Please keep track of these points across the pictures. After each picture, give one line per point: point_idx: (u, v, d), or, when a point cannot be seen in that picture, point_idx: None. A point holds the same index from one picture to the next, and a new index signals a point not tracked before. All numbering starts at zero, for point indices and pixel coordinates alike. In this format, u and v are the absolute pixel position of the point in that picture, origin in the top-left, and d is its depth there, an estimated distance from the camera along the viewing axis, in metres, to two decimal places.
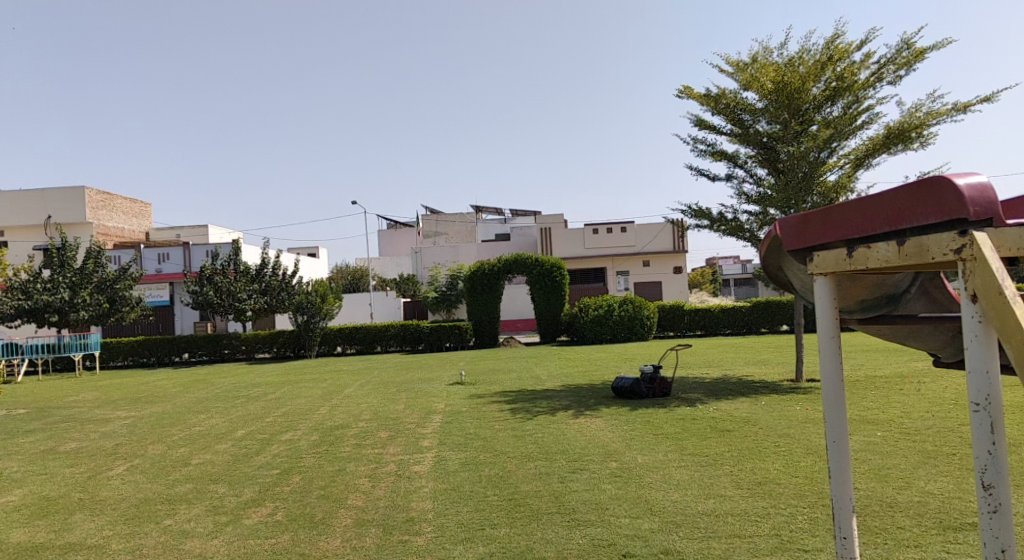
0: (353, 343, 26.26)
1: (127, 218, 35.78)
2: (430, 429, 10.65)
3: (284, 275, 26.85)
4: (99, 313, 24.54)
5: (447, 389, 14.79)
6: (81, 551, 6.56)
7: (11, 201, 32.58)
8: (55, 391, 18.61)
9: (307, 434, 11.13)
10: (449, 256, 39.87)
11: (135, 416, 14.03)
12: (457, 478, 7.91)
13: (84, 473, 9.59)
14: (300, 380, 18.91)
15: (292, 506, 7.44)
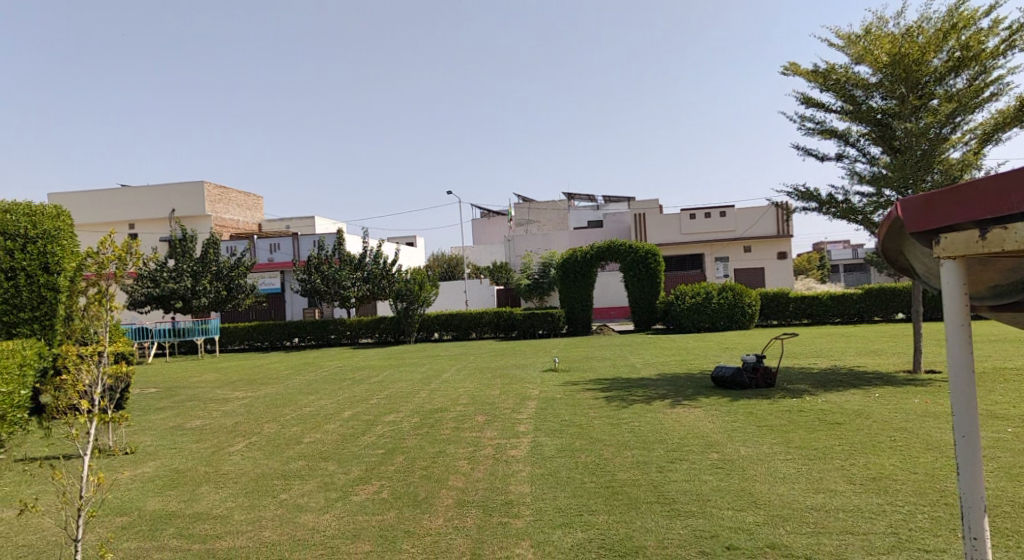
0: (449, 329, 26.94)
1: (241, 211, 37.74)
2: (526, 415, 10.89)
3: (385, 263, 27.78)
4: (218, 299, 26.09)
5: (542, 376, 15.04)
6: (208, 520, 7.13)
7: (137, 195, 34.86)
8: (179, 372, 19.97)
9: (409, 416, 11.59)
10: (541, 243, 40.19)
11: (251, 396, 14.94)
12: (554, 463, 8.11)
13: (209, 448, 10.35)
14: (400, 364, 19.58)
15: (397, 484, 7.82)
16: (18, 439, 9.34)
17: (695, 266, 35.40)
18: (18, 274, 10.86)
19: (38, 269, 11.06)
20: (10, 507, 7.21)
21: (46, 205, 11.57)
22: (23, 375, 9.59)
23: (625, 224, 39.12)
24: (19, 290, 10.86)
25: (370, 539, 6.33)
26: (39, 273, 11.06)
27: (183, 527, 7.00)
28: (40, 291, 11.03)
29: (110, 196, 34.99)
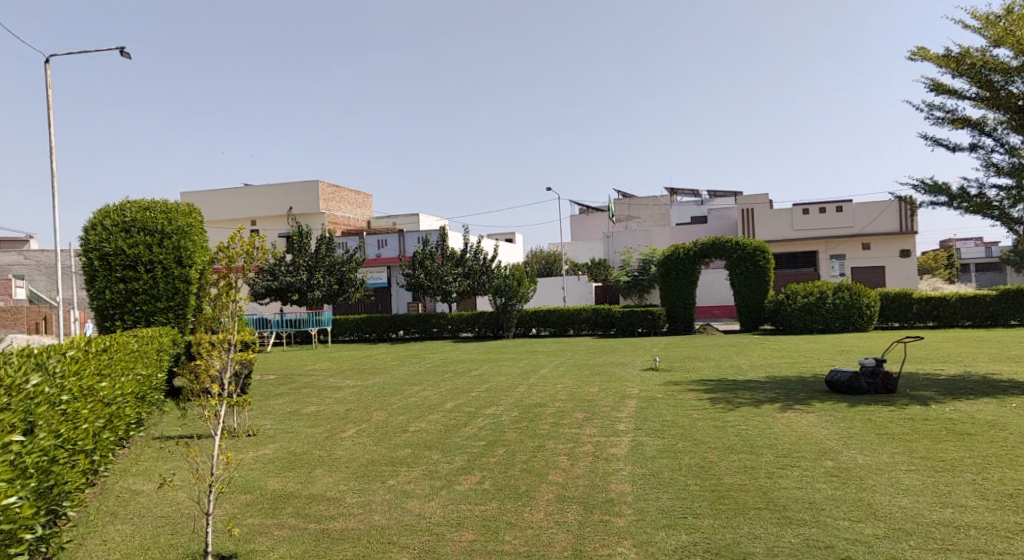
0: (547, 325, 27.07)
1: (353, 209, 39.12)
2: (627, 413, 10.86)
3: (485, 260, 28.45)
4: (330, 293, 27.14)
5: (644, 374, 14.93)
6: (321, 502, 7.51)
7: (259, 194, 36.82)
8: (292, 361, 20.93)
9: (510, 410, 11.76)
10: (642, 240, 39.65)
11: (360, 385, 15.51)
12: (657, 464, 8.07)
13: (322, 433, 10.83)
14: (501, 359, 19.86)
15: (498, 476, 7.97)
16: (155, 419, 10.09)
17: (808, 264, 34.19)
18: (156, 267, 11.67)
19: (172, 263, 11.83)
20: (149, 480, 7.81)
21: (179, 203, 12.36)
22: (160, 359, 10.35)
23: (731, 220, 38.22)
24: (157, 281, 11.69)
25: (474, 528, 6.49)
26: (173, 266, 11.83)
27: (300, 507, 7.38)
28: (174, 283, 11.82)
29: (235, 195, 37.14)
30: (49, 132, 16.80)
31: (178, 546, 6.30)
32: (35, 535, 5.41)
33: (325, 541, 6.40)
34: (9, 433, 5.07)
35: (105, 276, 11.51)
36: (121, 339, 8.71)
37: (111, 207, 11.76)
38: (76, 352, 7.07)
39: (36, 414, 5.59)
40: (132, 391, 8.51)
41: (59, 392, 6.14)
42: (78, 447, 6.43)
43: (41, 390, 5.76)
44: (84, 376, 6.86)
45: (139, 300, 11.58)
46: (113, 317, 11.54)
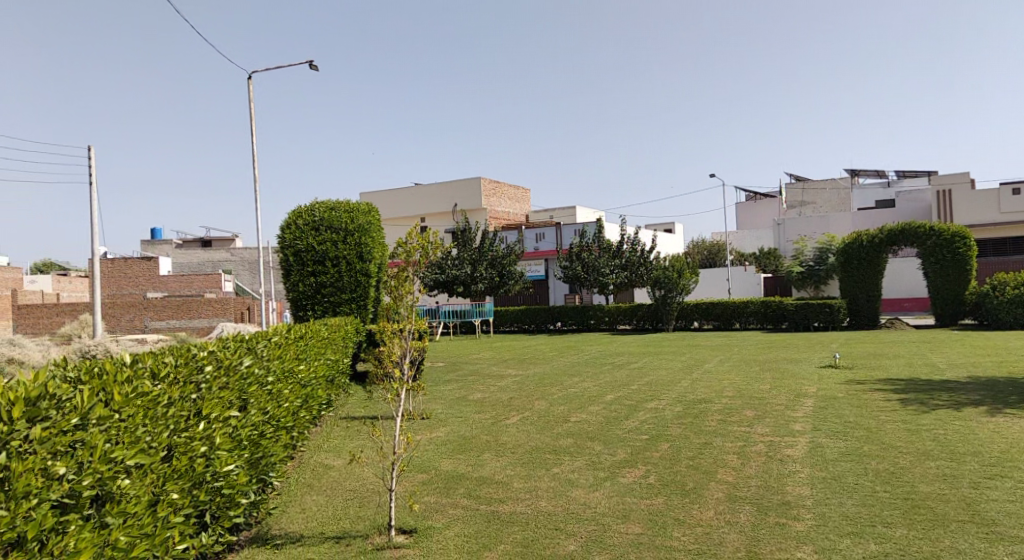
0: (710, 318, 26.51)
1: (513, 204, 39.94)
2: (802, 413, 10.51)
3: (643, 251, 27.83)
4: (493, 285, 27.97)
5: (820, 372, 14.35)
6: (491, 484, 7.88)
7: (429, 192, 38.67)
8: (460, 349, 21.87)
9: (673, 404, 11.70)
10: (818, 227, 37.84)
11: (522, 374, 16.00)
12: (838, 467, 7.80)
13: (489, 419, 11.29)
14: (662, 352, 19.74)
15: (663, 471, 8.01)
16: (342, 400, 10.98)
17: (1016, 251, 31.06)
18: (339, 261, 12.61)
19: (355, 258, 12.74)
20: (338, 456, 8.51)
21: (360, 202, 13.23)
22: (346, 346, 11.22)
23: (924, 204, 35.60)
24: (342, 275, 12.65)
25: (642, 522, 6.53)
26: (356, 261, 12.74)
27: (472, 488, 7.77)
28: (357, 276, 12.74)
29: (405, 194, 39.17)
30: (250, 142, 18.59)
31: (366, 518, 6.82)
32: (249, 499, 6.10)
33: (495, 522, 6.68)
34: (228, 408, 5.72)
35: (298, 270, 12.60)
36: (315, 327, 9.56)
37: (303, 208, 12.82)
38: (280, 337, 7.85)
39: (248, 392, 6.28)
40: (323, 374, 9.32)
41: (266, 373, 6.86)
42: (281, 423, 7.14)
43: (252, 370, 6.46)
44: (286, 359, 7.61)
45: (327, 292, 12.59)
46: (305, 308, 12.62)
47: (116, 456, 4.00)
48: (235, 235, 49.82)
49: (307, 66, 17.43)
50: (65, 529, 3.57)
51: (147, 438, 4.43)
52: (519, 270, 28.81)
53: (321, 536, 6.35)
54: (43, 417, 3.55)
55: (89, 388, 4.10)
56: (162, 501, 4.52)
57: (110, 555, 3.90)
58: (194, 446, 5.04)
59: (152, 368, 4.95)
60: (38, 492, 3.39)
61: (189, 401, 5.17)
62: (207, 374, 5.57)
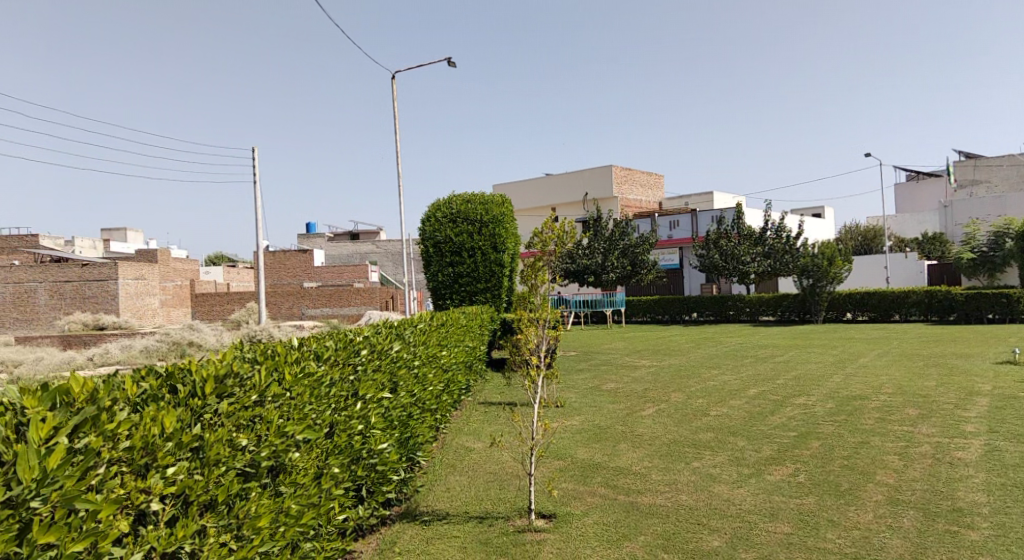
0: (865, 310, 25.30)
1: (646, 191, 39.40)
2: (974, 413, 9.87)
3: (788, 238, 26.63)
4: (625, 275, 27.80)
5: (994, 369, 13.40)
6: (629, 475, 7.91)
7: (562, 181, 38.96)
8: (595, 339, 22.00)
9: (824, 401, 11.28)
10: (990, 209, 35.24)
11: (657, 365, 15.92)
12: (1018, 474, 7.30)
13: (623, 409, 11.31)
14: (810, 345, 18.99)
15: (814, 470, 7.77)
16: (480, 386, 11.37)
17: None
18: (474, 252, 12.97)
19: (489, 248, 13.04)
20: (478, 439, 8.80)
21: (494, 194, 13.47)
22: (483, 334, 11.57)
23: None
24: (478, 265, 13.01)
25: (791, 521, 6.37)
26: (490, 251, 13.04)
27: (608, 478, 7.84)
28: (491, 266, 13.04)
29: (537, 184, 39.77)
30: (394, 138, 19.36)
31: (507, 500, 7.01)
32: (400, 477, 6.45)
33: (635, 513, 6.70)
34: (381, 390, 6.09)
35: (437, 261, 13.13)
36: (454, 315, 9.92)
37: (441, 201, 13.28)
38: (425, 324, 8.21)
39: (398, 376, 6.64)
40: (462, 361, 9.63)
41: (413, 357, 7.22)
42: (426, 405, 7.48)
43: (401, 355, 6.82)
44: (430, 345, 7.95)
45: (464, 282, 13.02)
46: (445, 297, 13.14)
47: (289, 431, 4.37)
48: (377, 227, 52.12)
49: (447, 62, 17.96)
50: (249, 495, 3.93)
51: (313, 416, 4.80)
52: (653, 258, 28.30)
53: (465, 515, 6.58)
54: (229, 393, 3.93)
55: (264, 366, 4.50)
56: (325, 474, 4.87)
57: (284, 521, 4.25)
58: (352, 424, 5.40)
59: (317, 350, 5.36)
60: (226, 460, 3.74)
61: (348, 382, 5.55)
62: (363, 357, 5.95)
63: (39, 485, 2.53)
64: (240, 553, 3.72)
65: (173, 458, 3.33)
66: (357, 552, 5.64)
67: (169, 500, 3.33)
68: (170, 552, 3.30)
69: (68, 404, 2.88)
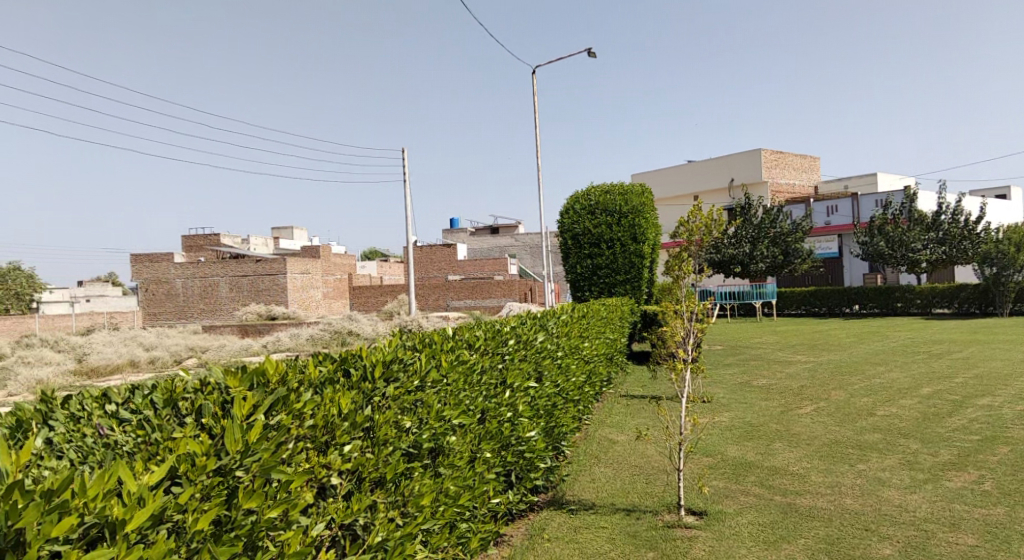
0: None
1: (798, 173, 37.68)
2: None
3: (966, 223, 24.90)
4: (774, 265, 26.87)
5: None
6: (786, 475, 7.66)
7: (707, 167, 38.13)
8: (742, 332, 21.44)
9: (1011, 402, 10.46)
10: None
11: (814, 361, 15.28)
12: None
13: (777, 406, 10.98)
14: (991, 340, 17.59)
15: (1001, 479, 7.24)
16: (621, 378, 11.42)
17: None
18: (614, 244, 12.97)
19: (629, 239, 12.98)
20: (623, 432, 8.80)
21: (634, 183, 13.37)
22: (623, 326, 11.59)
23: None
24: (617, 256, 13.01)
25: (976, 532, 5.94)
26: (630, 242, 12.98)
27: (763, 477, 7.61)
28: (631, 257, 12.98)
29: (681, 172, 39.32)
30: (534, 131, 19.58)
31: (654, 495, 6.93)
32: (546, 464, 6.58)
33: (793, 515, 6.44)
34: (528, 379, 6.24)
35: (576, 253, 13.29)
36: (596, 307, 9.99)
37: (579, 193, 13.41)
38: (567, 315, 8.32)
39: (543, 365, 6.78)
40: (603, 352, 9.69)
41: (556, 348, 7.34)
42: (569, 396, 7.59)
43: (545, 345, 6.96)
44: (572, 336, 8.07)
45: (603, 274, 13.07)
46: (583, 288, 13.27)
47: (446, 415, 4.57)
48: (517, 221, 52.93)
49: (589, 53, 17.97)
50: (412, 475, 4.15)
51: (467, 402, 4.98)
52: (808, 247, 27.30)
53: (612, 507, 6.60)
54: (395, 378, 4.19)
55: (423, 353, 4.73)
56: (479, 458, 5.02)
57: (444, 501, 4.45)
58: (502, 410, 5.56)
59: (469, 339, 5.58)
60: (393, 441, 3.98)
61: (497, 370, 5.73)
62: (511, 346, 6.12)
63: (243, 456, 2.77)
64: (407, 529, 3.93)
65: (348, 437, 3.59)
66: (507, 536, 5.82)
67: (346, 475, 3.58)
68: (347, 524, 3.53)
69: (263, 385, 3.20)
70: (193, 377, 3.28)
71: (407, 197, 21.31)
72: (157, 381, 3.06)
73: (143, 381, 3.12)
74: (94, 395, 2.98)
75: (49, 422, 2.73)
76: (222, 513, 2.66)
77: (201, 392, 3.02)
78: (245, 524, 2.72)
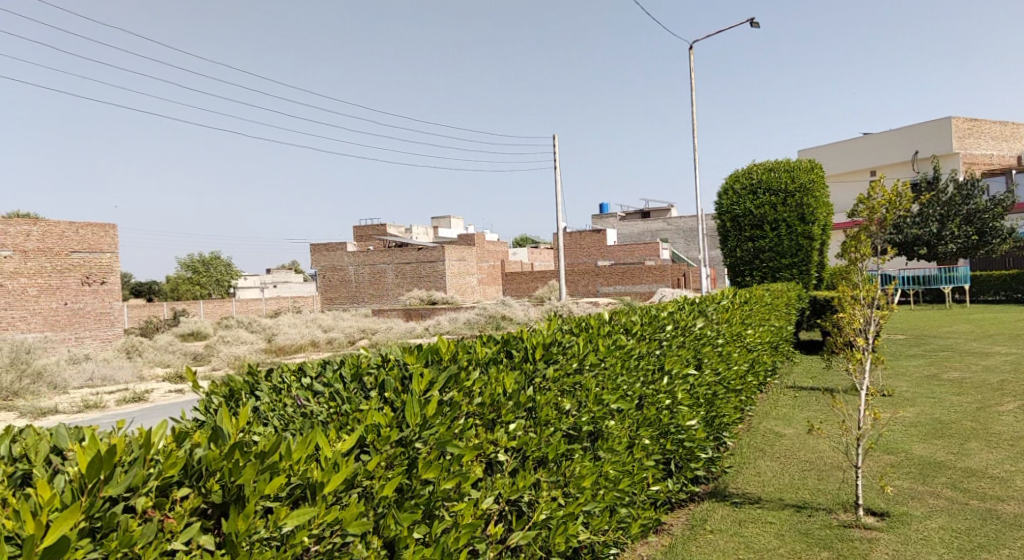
0: None
1: (996, 143, 34.38)
2: None
3: None
4: (968, 245, 24.99)
5: None
6: (983, 478, 7.05)
7: (886, 140, 35.94)
8: (929, 321, 20.08)
9: None
10: None
11: (1015, 352, 14.02)
12: None
13: (971, 403, 10.19)
14: None
15: None
16: (787, 369, 11.04)
17: None
18: (780, 225, 12.54)
19: (796, 220, 12.49)
20: (791, 425, 8.43)
21: (801, 160, 12.78)
22: (789, 313, 11.20)
23: None
24: (782, 239, 12.60)
25: None
26: (797, 223, 12.49)
27: (957, 480, 7.01)
28: (798, 239, 12.52)
29: (858, 147, 37.40)
30: (690, 109, 19.31)
31: (828, 492, 6.41)
32: (707, 455, 6.40)
33: (994, 523, 5.81)
34: (687, 366, 6.16)
35: (736, 235, 13.04)
36: (759, 293, 9.72)
37: (740, 172, 13.07)
38: (727, 302, 8.13)
39: (702, 353, 6.65)
40: (769, 340, 9.44)
41: (717, 336, 7.19)
42: (730, 385, 7.37)
43: (705, 332, 6.83)
44: (734, 323, 7.87)
45: (766, 257, 12.71)
46: (744, 272, 13.00)
47: (605, 399, 4.59)
48: (672, 204, 52.05)
49: (750, 24, 17.50)
50: (573, 456, 4.21)
51: (625, 386, 4.97)
52: (1008, 226, 25.10)
53: (781, 503, 6.19)
54: (555, 360, 4.28)
55: (581, 338, 4.78)
56: (638, 444, 4.99)
57: (604, 485, 4.47)
58: (660, 397, 5.51)
59: (626, 324, 5.59)
60: (554, 422, 4.06)
61: (655, 356, 5.69)
62: (668, 333, 6.05)
63: (421, 429, 2.96)
64: (569, 508, 4.01)
65: (513, 416, 3.73)
66: (667, 525, 5.75)
67: (511, 453, 3.70)
68: (513, 499, 3.65)
69: (436, 363, 3.43)
70: (372, 355, 3.55)
71: (557, 180, 21.61)
72: (343, 358, 3.36)
73: (330, 358, 3.42)
74: (291, 370, 3.28)
75: (255, 393, 3.04)
76: (404, 481, 2.84)
77: (383, 369, 3.28)
78: (423, 494, 2.88)
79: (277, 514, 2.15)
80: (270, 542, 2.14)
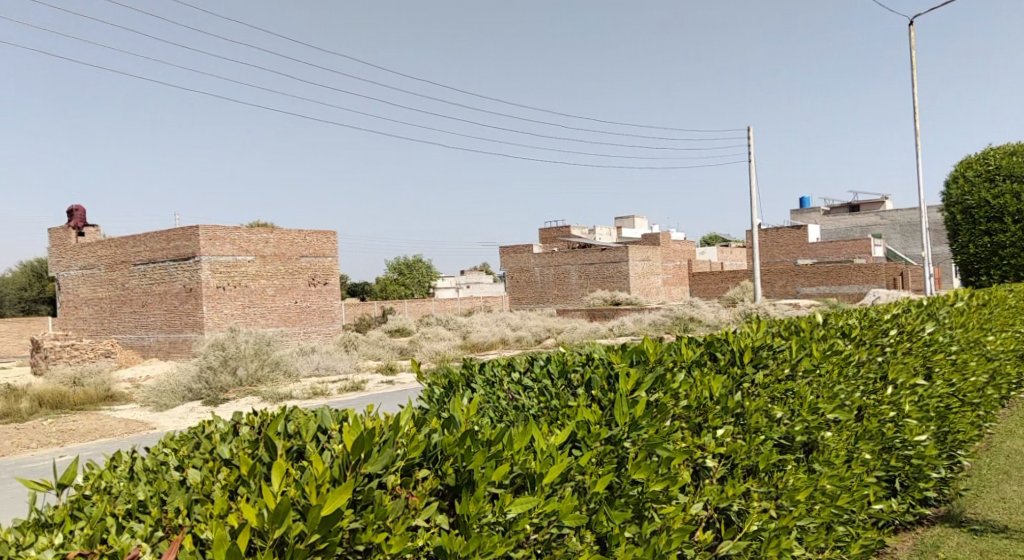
0: None
1: None
2: None
3: None
4: None
5: None
6: None
7: None
8: None
9: None
10: None
11: None
12: None
13: None
14: None
15: None
16: None
17: None
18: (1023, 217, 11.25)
19: None
20: None
21: None
22: None
23: None
24: None
25: None
26: None
27: None
28: None
29: None
30: (912, 92, 17.76)
31: None
32: (939, 474, 5.78)
33: None
34: (914, 375, 5.61)
35: (969, 229, 11.88)
36: (1000, 295, 8.76)
37: (972, 158, 11.98)
38: (963, 305, 7.36)
39: (933, 361, 6.06)
40: (1014, 347, 8.45)
41: (950, 343, 6.51)
42: (967, 398, 6.63)
43: (936, 338, 6.19)
44: (970, 329, 7.12)
45: (1007, 253, 11.41)
46: (980, 272, 11.83)
47: (820, 408, 4.25)
48: (884, 196, 48.76)
49: None
50: (784, 467, 3.93)
51: (843, 397, 4.59)
52: None
53: None
54: (764, 365, 4.04)
55: (795, 343, 4.47)
56: (856, 458, 4.59)
57: (820, 500, 4.14)
58: (883, 409, 5.05)
59: (843, 328, 5.19)
60: (765, 430, 3.81)
61: (876, 364, 5.23)
62: (892, 338, 5.54)
63: (631, 428, 2.85)
64: (781, 522, 3.74)
65: (721, 421, 3.52)
66: (892, 549, 5.25)
67: (721, 460, 3.51)
68: (721, 508, 3.45)
69: (642, 363, 3.37)
70: (577, 353, 3.52)
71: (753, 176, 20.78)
72: (550, 354, 3.36)
73: (537, 354, 3.44)
74: (501, 365, 3.32)
75: (471, 386, 3.10)
76: (614, 480, 2.74)
77: (590, 366, 3.23)
78: (632, 494, 2.77)
79: (503, 500, 2.12)
80: (497, 528, 2.12)
